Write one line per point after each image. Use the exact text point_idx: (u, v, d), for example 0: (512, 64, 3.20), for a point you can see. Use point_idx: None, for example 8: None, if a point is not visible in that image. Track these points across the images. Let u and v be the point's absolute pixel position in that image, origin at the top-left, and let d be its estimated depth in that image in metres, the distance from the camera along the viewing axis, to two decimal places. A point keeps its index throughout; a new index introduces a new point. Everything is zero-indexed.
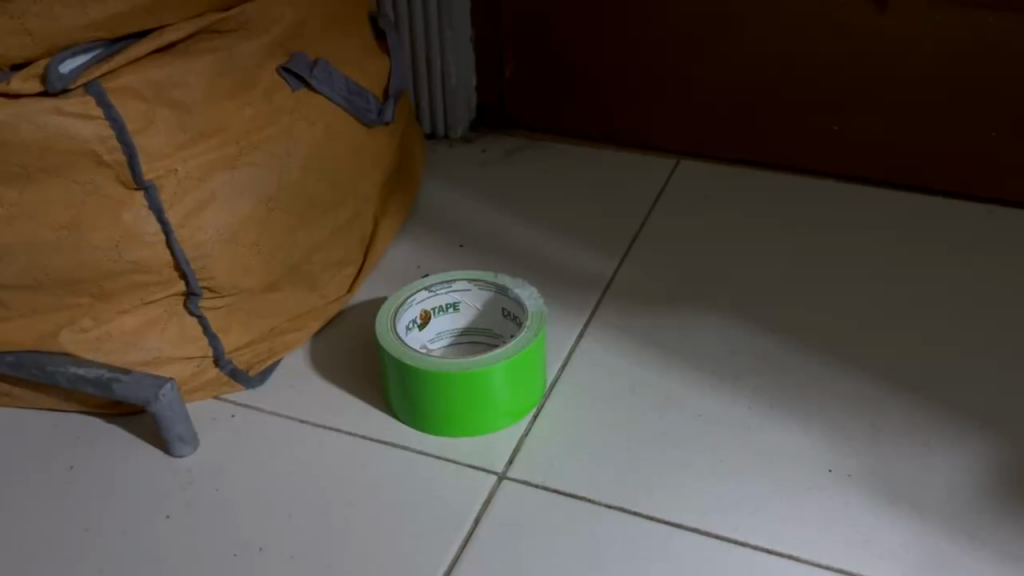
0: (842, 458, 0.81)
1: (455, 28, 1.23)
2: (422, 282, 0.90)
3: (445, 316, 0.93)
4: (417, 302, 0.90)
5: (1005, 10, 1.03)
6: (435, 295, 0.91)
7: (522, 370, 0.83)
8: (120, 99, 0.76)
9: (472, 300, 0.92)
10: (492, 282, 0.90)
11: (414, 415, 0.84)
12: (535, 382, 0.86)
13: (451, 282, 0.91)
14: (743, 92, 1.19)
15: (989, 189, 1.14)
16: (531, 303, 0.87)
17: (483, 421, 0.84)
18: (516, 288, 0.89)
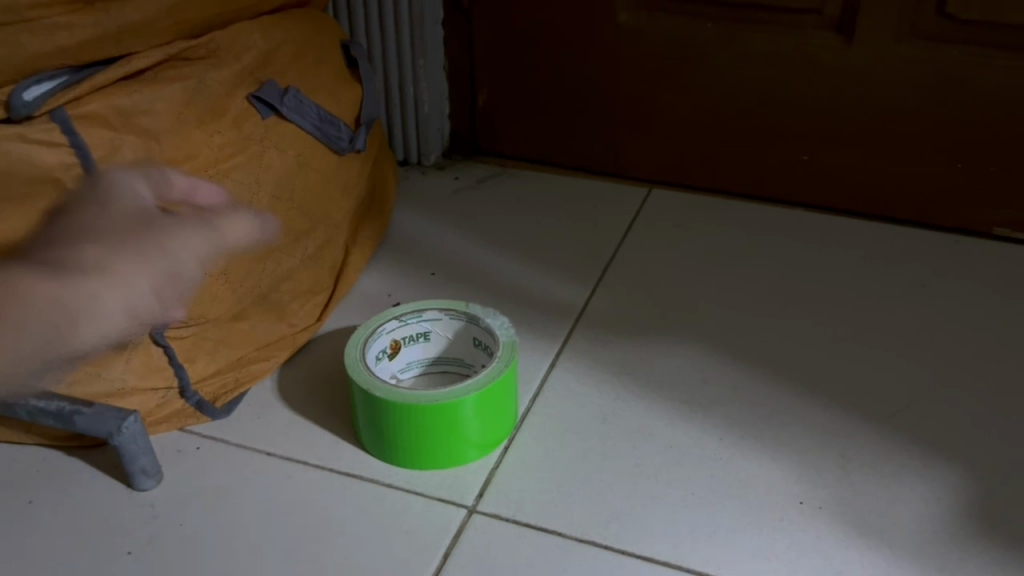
0: (813, 491, 0.81)
1: (427, 57, 1.24)
2: (393, 312, 0.89)
3: (415, 345, 0.92)
4: (388, 332, 0.89)
5: (968, 46, 1.05)
6: (405, 325, 0.90)
7: (494, 400, 0.82)
8: (85, 125, 0.76)
9: (442, 330, 0.91)
10: (463, 312, 0.89)
11: (382, 447, 0.83)
12: (506, 413, 0.85)
13: (421, 312, 0.90)
14: (713, 122, 1.20)
15: (952, 220, 1.16)
16: (502, 332, 0.87)
17: (455, 453, 0.83)
18: (488, 318, 0.88)
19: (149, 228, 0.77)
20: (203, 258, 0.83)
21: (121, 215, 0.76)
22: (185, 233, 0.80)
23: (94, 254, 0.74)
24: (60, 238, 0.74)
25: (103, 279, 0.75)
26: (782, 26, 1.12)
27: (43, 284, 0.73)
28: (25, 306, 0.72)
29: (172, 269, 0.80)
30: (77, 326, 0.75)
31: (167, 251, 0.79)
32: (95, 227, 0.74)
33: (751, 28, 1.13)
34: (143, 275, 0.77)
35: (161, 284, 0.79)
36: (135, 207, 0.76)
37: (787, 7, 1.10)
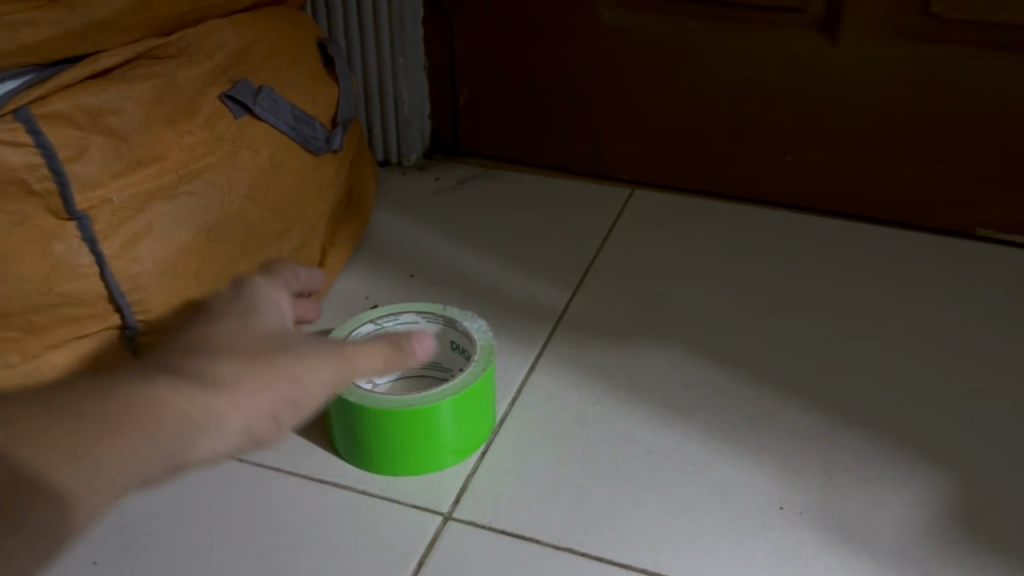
0: (794, 496, 0.80)
1: (406, 56, 1.22)
2: (368, 315, 0.88)
3: None
4: (363, 335, 0.87)
5: (951, 45, 1.04)
6: (381, 328, 0.88)
7: (471, 405, 0.81)
8: (50, 124, 0.73)
9: (419, 333, 0.90)
10: (440, 315, 0.88)
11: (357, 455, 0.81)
12: (484, 417, 0.84)
13: (397, 315, 0.88)
14: (696, 122, 1.19)
15: (935, 221, 1.15)
16: (480, 337, 0.86)
17: (433, 460, 0.82)
18: (465, 321, 0.87)
19: (282, 348, 0.49)
20: (334, 388, 0.49)
21: (251, 338, 0.49)
22: (315, 356, 0.49)
23: (227, 367, 0.47)
24: (187, 344, 0.49)
25: (229, 388, 0.46)
26: (765, 25, 1.11)
27: (180, 388, 0.45)
28: (157, 412, 0.44)
29: (290, 375, 0.48)
30: (200, 434, 0.45)
31: (296, 372, 0.48)
32: (242, 342, 0.49)
33: (734, 27, 1.12)
34: (262, 395, 0.47)
35: (281, 411, 0.47)
36: (266, 335, 0.50)
37: (770, 7, 1.09)
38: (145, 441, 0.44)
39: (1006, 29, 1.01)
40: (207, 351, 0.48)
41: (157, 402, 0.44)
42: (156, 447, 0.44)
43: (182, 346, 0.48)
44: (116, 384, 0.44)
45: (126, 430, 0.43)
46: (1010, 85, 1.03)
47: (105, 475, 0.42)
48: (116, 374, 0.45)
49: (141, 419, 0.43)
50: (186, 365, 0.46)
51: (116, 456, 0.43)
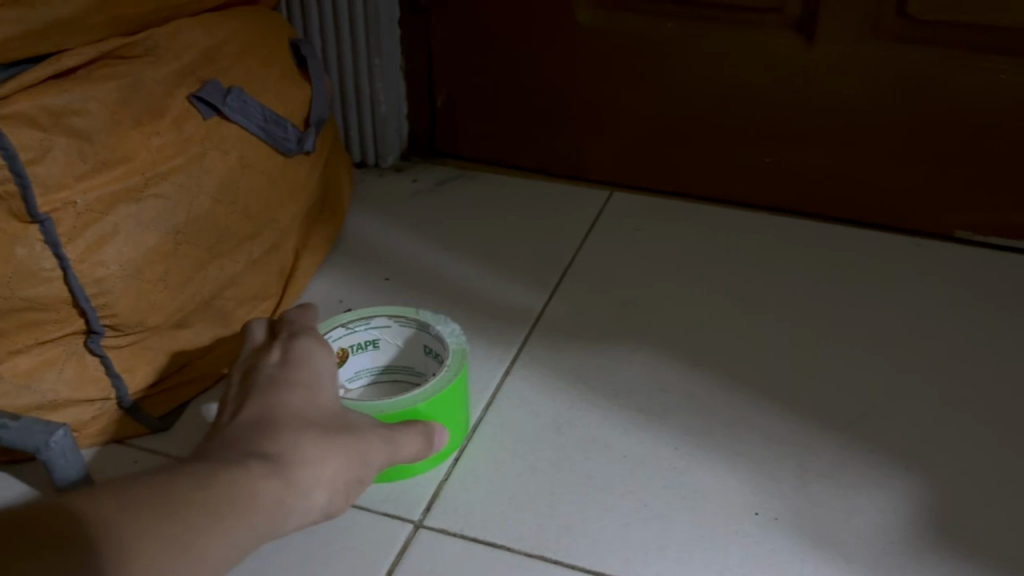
0: (770, 502, 0.79)
1: (383, 55, 1.21)
2: (339, 319, 0.86)
3: (364, 353, 0.89)
4: (334, 340, 0.86)
5: (928, 46, 1.03)
6: (353, 333, 0.87)
7: (444, 409, 0.80)
8: (11, 125, 0.72)
9: (392, 337, 0.88)
10: (412, 319, 0.87)
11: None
12: (457, 422, 0.82)
13: (369, 319, 0.87)
14: (674, 123, 1.18)
15: (913, 222, 1.15)
16: (452, 340, 0.84)
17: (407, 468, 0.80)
18: (438, 325, 0.85)
19: (354, 433, 0.68)
20: (388, 464, 0.71)
21: (333, 416, 0.69)
22: (380, 443, 0.70)
23: (316, 449, 0.64)
24: (277, 429, 0.65)
25: (313, 482, 0.63)
26: (741, 26, 1.10)
27: (273, 486, 0.60)
28: (249, 515, 0.58)
29: (361, 463, 0.68)
30: (287, 518, 0.61)
31: (365, 459, 0.68)
32: (327, 423, 0.68)
33: (710, 28, 1.11)
34: (338, 479, 0.65)
35: (349, 491, 0.67)
36: (343, 415, 0.70)
37: (747, 6, 1.08)
38: (245, 527, 0.57)
39: (983, 30, 1.00)
40: (298, 438, 0.64)
41: (254, 502, 0.58)
42: (250, 541, 0.57)
43: (289, 424, 0.66)
44: (221, 496, 0.57)
45: (229, 533, 0.56)
46: (987, 86, 1.03)
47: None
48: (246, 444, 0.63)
49: (240, 513, 0.57)
50: (280, 457, 0.62)
51: (215, 566, 0.54)
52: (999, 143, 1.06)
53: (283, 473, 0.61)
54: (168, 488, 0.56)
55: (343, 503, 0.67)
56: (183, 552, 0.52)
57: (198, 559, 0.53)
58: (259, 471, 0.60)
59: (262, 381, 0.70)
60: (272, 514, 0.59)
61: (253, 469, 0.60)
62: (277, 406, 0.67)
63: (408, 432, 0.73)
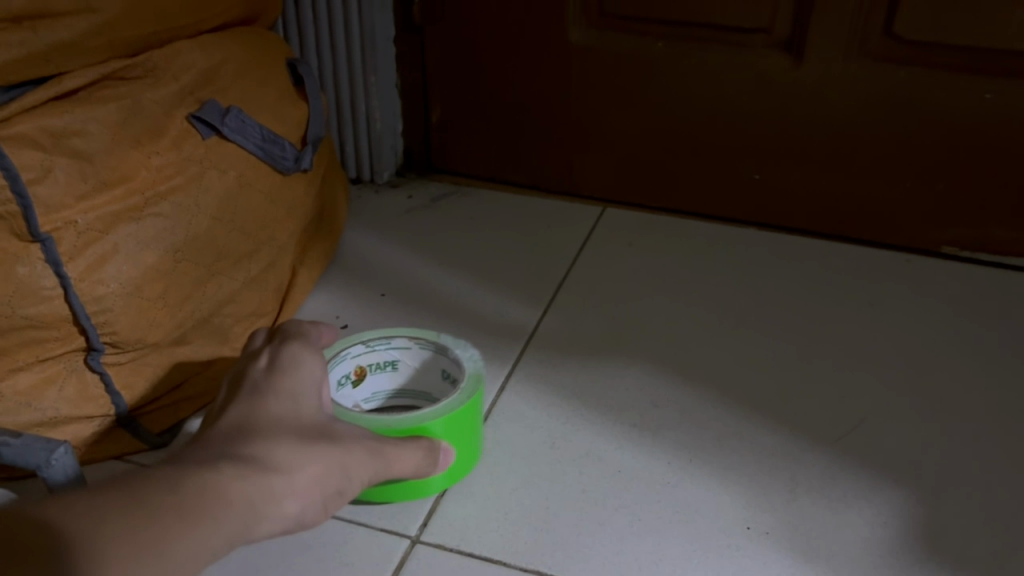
0: (761, 516, 0.80)
1: (378, 73, 1.22)
2: (360, 336, 0.88)
3: (382, 374, 0.90)
4: (354, 356, 0.87)
5: (913, 65, 1.05)
6: (372, 351, 0.88)
7: (459, 428, 0.80)
8: (13, 147, 0.73)
9: (411, 360, 0.89)
10: (432, 342, 0.88)
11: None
12: (470, 441, 0.82)
13: (390, 339, 0.89)
14: (665, 140, 1.20)
15: (900, 238, 1.17)
16: (469, 365, 0.84)
17: (420, 488, 0.80)
18: (457, 349, 0.86)
19: (336, 442, 0.67)
20: (372, 479, 0.70)
21: (315, 425, 0.68)
22: (363, 456, 0.68)
23: (293, 457, 0.63)
24: (255, 434, 0.64)
25: (289, 488, 0.62)
26: (731, 45, 1.12)
27: (247, 489, 0.59)
28: (220, 516, 0.56)
29: (342, 474, 0.66)
30: (260, 523, 0.59)
31: (346, 472, 0.66)
32: (308, 431, 0.67)
33: (700, 46, 1.13)
34: (317, 488, 0.64)
35: (327, 502, 0.65)
36: (324, 424, 0.69)
37: (736, 26, 1.10)
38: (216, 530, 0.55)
39: (969, 50, 1.02)
40: (277, 443, 0.63)
41: (228, 503, 0.57)
42: (223, 543, 0.56)
43: (270, 431, 0.65)
44: (194, 494, 0.56)
45: (197, 535, 0.54)
46: (973, 106, 1.05)
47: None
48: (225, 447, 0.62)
49: (211, 514, 0.55)
50: (257, 460, 0.61)
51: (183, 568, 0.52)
52: (985, 161, 1.08)
53: (259, 475, 0.60)
54: (141, 487, 0.54)
55: (321, 515, 0.65)
56: (151, 548, 0.51)
57: (169, 558, 0.52)
58: (234, 471, 0.59)
59: (248, 387, 0.70)
60: (246, 515, 0.58)
61: (228, 470, 0.59)
62: (261, 411, 0.66)
63: (400, 449, 0.72)
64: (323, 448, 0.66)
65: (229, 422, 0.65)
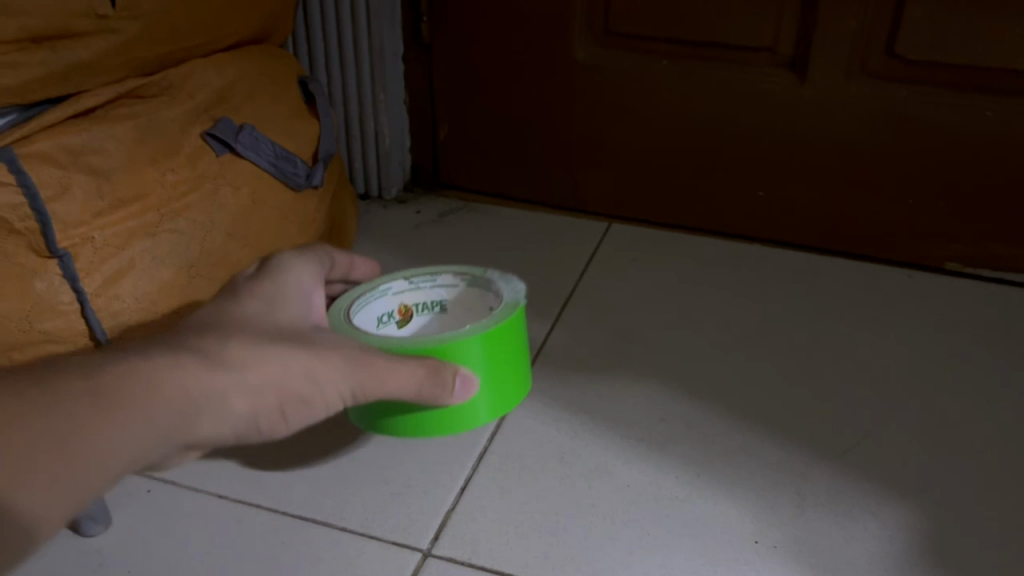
0: (768, 530, 0.81)
1: (387, 91, 1.24)
2: (401, 272, 0.75)
3: (428, 317, 0.76)
4: (394, 294, 0.74)
5: (917, 84, 1.06)
6: (416, 290, 0.75)
7: (494, 355, 0.66)
8: (33, 164, 0.74)
9: (457, 299, 0.75)
10: (477, 278, 0.73)
11: (365, 417, 0.68)
12: (507, 374, 0.68)
13: (435, 275, 0.75)
14: (670, 158, 1.21)
15: (904, 255, 1.18)
16: (510, 294, 0.70)
17: (445, 423, 0.67)
18: (501, 282, 0.72)
19: (302, 345, 0.57)
20: (356, 395, 0.59)
21: (286, 329, 0.59)
22: (341, 364, 0.58)
23: (241, 352, 0.55)
24: (205, 330, 0.56)
25: (227, 385, 0.54)
26: (736, 64, 1.13)
27: (173, 381, 0.52)
28: (134, 411, 0.49)
29: (307, 381, 0.57)
30: (191, 423, 0.52)
31: (313, 378, 0.57)
32: (272, 331, 0.58)
33: (705, 65, 1.14)
34: (268, 390, 0.56)
35: (288, 410, 0.57)
36: (299, 329, 0.60)
37: (742, 45, 1.11)
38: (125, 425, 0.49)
39: (970, 70, 1.03)
40: (226, 337, 0.56)
41: (144, 397, 0.50)
42: (137, 439, 0.49)
43: (226, 325, 0.57)
44: (107, 386, 0.49)
45: (105, 430, 0.48)
46: (975, 124, 1.06)
47: (76, 485, 0.47)
48: (172, 336, 0.56)
49: (121, 407, 0.49)
50: (192, 354, 0.53)
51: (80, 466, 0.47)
52: (988, 179, 1.09)
53: (194, 368, 0.53)
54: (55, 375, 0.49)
55: (277, 422, 0.57)
56: (48, 443, 0.46)
57: (61, 454, 0.46)
58: (161, 359, 0.52)
59: (226, 288, 0.62)
60: (164, 415, 0.51)
61: (159, 359, 0.52)
62: (225, 308, 0.59)
63: (396, 365, 0.59)
64: (281, 348, 0.56)
65: (195, 316, 0.59)
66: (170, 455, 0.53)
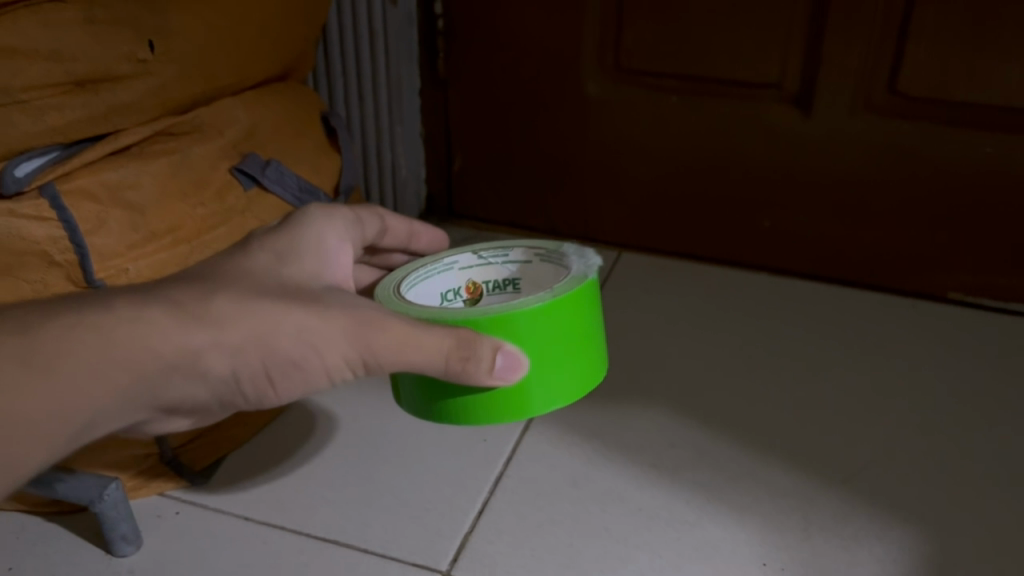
0: (776, 553, 0.83)
1: (403, 123, 1.29)
2: (473, 246, 0.74)
3: (501, 296, 0.73)
4: (463, 269, 0.73)
5: (919, 120, 1.10)
6: (486, 265, 0.73)
7: (550, 332, 0.63)
8: (72, 200, 0.78)
9: (531, 278, 0.73)
10: (552, 253, 0.71)
11: (419, 402, 0.66)
12: (565, 356, 0.65)
13: (507, 251, 0.73)
14: (679, 189, 1.25)
15: (907, 285, 1.21)
16: (578, 269, 0.67)
17: (498, 405, 0.64)
18: (574, 257, 0.69)
19: (304, 303, 0.57)
20: (361, 358, 0.58)
21: (294, 287, 0.60)
22: (337, 325, 0.57)
23: (227, 308, 0.55)
24: (203, 284, 0.57)
25: (205, 340, 0.54)
26: (743, 99, 1.17)
27: (148, 333, 0.53)
28: (92, 360, 0.51)
29: (300, 340, 0.57)
30: (162, 374, 0.54)
31: (305, 339, 0.57)
32: (279, 288, 0.58)
33: (714, 100, 1.18)
34: (251, 348, 0.56)
35: (275, 374, 0.58)
36: (308, 288, 0.60)
37: (749, 81, 1.15)
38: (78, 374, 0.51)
39: (969, 106, 1.07)
40: (217, 291, 0.56)
41: (104, 349, 0.51)
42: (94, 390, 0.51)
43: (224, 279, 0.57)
44: (67, 335, 0.50)
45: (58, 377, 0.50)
46: (974, 159, 1.09)
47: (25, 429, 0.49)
48: (166, 288, 0.56)
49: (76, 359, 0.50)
50: (183, 306, 0.54)
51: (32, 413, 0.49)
52: (988, 212, 1.12)
53: (171, 320, 0.54)
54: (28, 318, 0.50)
55: (267, 379, 0.58)
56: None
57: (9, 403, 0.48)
58: (137, 310, 0.53)
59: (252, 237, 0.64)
60: (139, 362, 0.53)
61: (137, 309, 0.53)
62: (239, 261, 0.60)
63: (421, 333, 0.57)
64: (280, 306, 0.56)
65: (207, 266, 0.60)
66: (159, 405, 0.56)
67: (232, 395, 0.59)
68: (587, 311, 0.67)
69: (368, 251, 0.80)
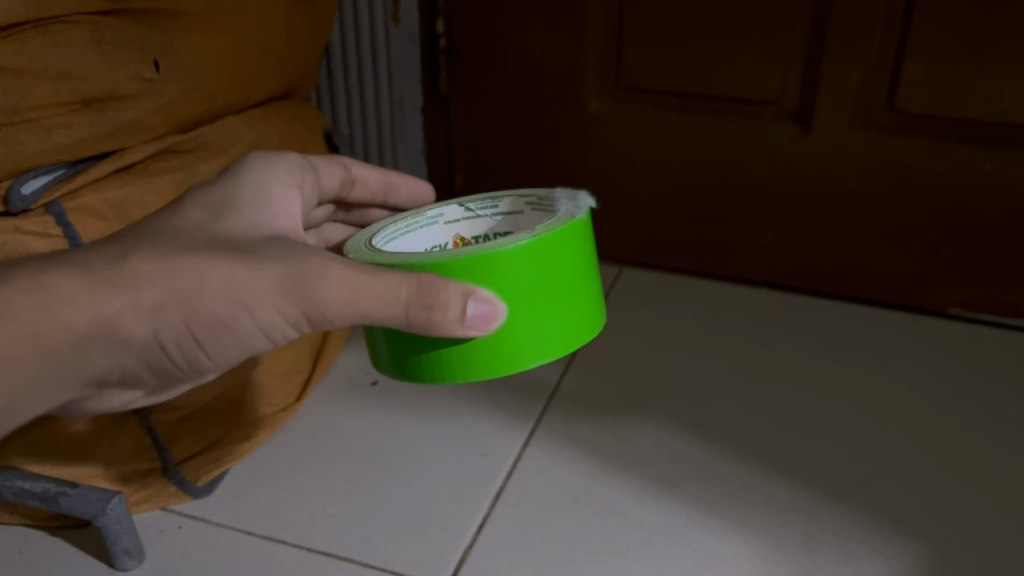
0: (776, 567, 0.84)
1: (405, 141, 1.32)
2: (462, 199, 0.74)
3: None
4: (450, 223, 0.74)
5: (918, 136, 1.11)
6: (474, 219, 0.74)
7: (529, 277, 0.63)
8: (78, 217, 0.80)
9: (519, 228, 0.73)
10: (539, 200, 0.71)
11: (403, 358, 0.66)
12: (548, 302, 0.65)
13: (495, 202, 0.74)
14: (680, 205, 1.26)
15: (908, 300, 1.22)
16: (563, 211, 0.67)
17: (481, 356, 0.64)
18: (560, 200, 0.69)
19: (236, 255, 0.59)
20: (293, 310, 0.60)
21: (234, 240, 0.61)
22: (262, 278, 0.59)
23: (151, 266, 0.58)
24: (142, 243, 0.60)
25: (128, 297, 0.58)
26: (744, 115, 1.17)
27: (72, 291, 0.57)
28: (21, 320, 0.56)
29: (226, 291, 0.59)
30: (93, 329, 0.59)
31: (230, 292, 0.59)
32: (214, 242, 0.60)
33: (714, 117, 1.19)
34: (177, 301, 0.59)
35: (213, 330, 0.61)
36: (249, 238, 0.62)
37: (750, 98, 1.16)
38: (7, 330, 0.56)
39: (968, 123, 1.08)
40: (145, 252, 0.59)
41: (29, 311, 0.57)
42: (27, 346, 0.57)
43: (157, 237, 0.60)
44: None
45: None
46: (973, 175, 1.10)
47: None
48: (105, 250, 0.59)
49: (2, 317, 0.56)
50: (108, 274, 0.58)
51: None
52: (988, 227, 1.13)
53: (92, 279, 0.58)
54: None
55: (208, 331, 0.61)
56: None
57: None
58: (63, 274, 0.58)
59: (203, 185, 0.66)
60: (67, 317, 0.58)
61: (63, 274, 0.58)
62: (175, 217, 0.62)
63: (373, 281, 0.58)
64: (205, 261, 0.59)
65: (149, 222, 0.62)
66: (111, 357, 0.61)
67: (186, 348, 0.63)
68: (572, 254, 0.66)
69: (342, 208, 0.86)
